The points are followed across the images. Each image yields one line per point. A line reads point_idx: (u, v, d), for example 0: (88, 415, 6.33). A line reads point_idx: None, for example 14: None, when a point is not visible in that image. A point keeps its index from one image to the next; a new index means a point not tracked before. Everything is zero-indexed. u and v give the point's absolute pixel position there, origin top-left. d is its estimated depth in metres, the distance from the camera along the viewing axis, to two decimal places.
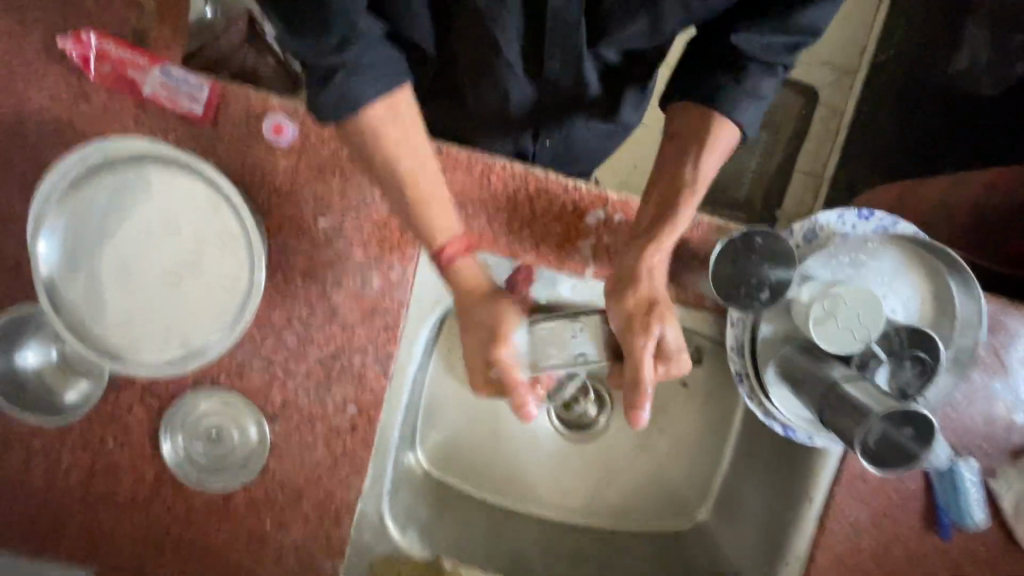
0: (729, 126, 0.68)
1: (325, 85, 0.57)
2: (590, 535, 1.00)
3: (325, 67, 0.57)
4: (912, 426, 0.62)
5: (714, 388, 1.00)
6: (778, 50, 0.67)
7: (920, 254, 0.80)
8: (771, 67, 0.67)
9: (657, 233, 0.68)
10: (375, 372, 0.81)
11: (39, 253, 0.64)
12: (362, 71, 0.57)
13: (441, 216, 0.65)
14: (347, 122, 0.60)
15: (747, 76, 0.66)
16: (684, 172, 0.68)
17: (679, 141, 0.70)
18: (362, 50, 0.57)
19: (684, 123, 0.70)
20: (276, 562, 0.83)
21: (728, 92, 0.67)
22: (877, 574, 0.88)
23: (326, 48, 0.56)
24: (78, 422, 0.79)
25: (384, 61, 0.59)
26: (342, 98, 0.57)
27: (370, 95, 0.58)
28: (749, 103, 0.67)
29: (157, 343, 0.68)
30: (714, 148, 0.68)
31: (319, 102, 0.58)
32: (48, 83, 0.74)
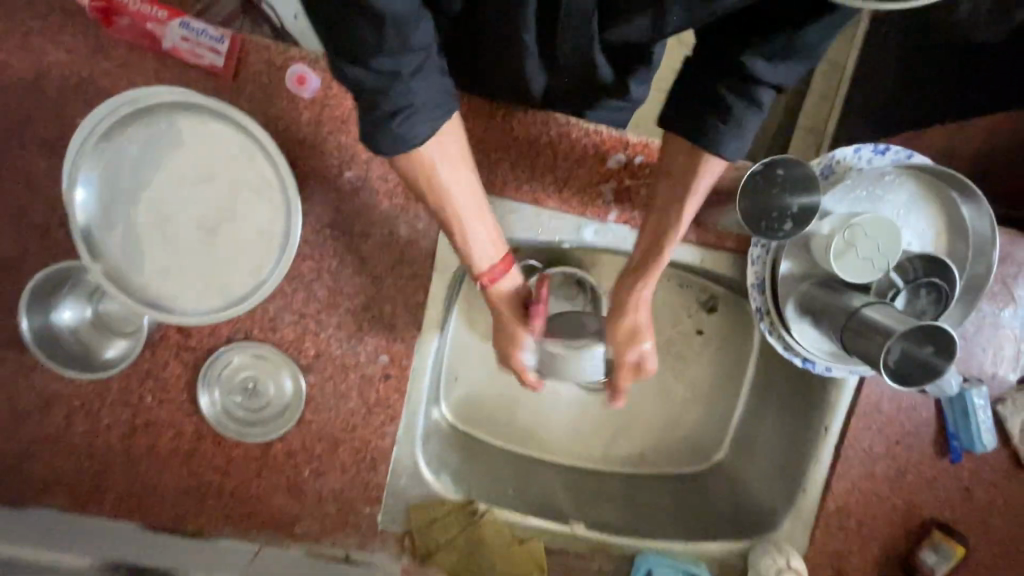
0: (715, 160, 0.65)
1: (381, 123, 0.55)
2: (616, 480, 1.03)
3: (382, 104, 0.54)
4: (932, 343, 0.65)
5: (730, 332, 1.03)
6: (779, 77, 0.61)
7: (935, 184, 0.83)
8: (763, 96, 0.62)
9: (689, 177, 0.66)
10: (405, 320, 0.83)
11: (76, 201, 0.69)
12: (417, 112, 0.55)
13: (484, 236, 0.66)
14: (400, 158, 0.59)
15: (735, 112, 0.62)
16: (671, 213, 0.68)
17: (671, 176, 0.68)
18: (415, 80, 0.53)
19: (675, 161, 0.68)
20: (315, 510, 0.85)
21: (715, 129, 0.63)
22: (892, 498, 0.92)
23: (385, 83, 0.53)
24: (115, 379, 0.79)
25: (438, 91, 0.56)
26: (398, 139, 0.56)
27: (423, 134, 0.56)
28: (738, 137, 0.63)
29: (196, 285, 0.74)
30: (696, 192, 0.67)
31: (372, 137, 0.56)
32: (67, 39, 0.73)
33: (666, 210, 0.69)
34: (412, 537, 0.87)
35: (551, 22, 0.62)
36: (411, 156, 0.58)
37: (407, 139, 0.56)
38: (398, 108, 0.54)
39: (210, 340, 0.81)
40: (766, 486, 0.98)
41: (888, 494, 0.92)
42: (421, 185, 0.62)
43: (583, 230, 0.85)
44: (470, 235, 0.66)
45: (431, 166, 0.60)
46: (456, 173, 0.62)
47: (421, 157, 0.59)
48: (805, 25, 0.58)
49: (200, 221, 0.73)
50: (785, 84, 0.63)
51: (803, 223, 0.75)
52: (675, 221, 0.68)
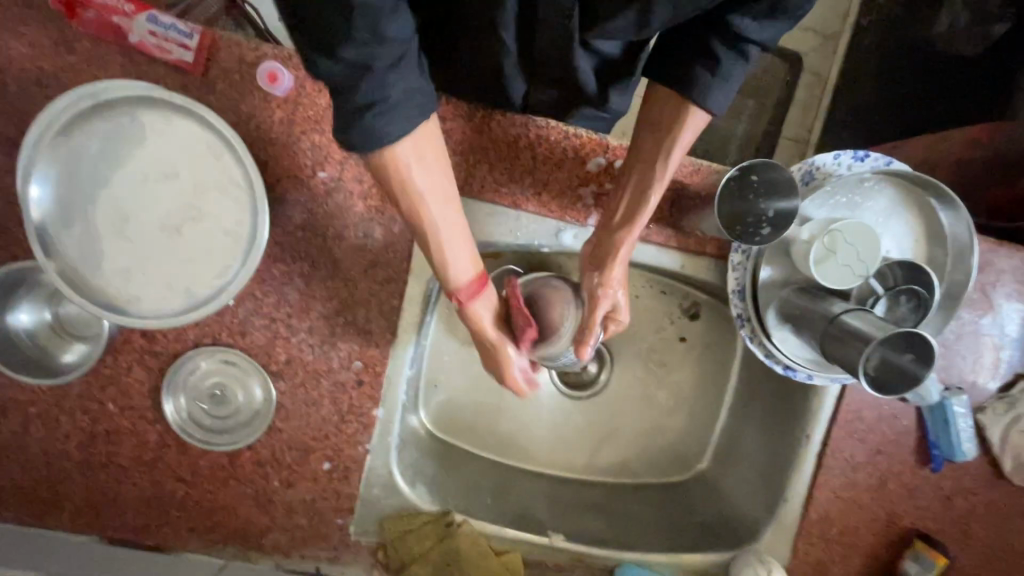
0: (699, 113, 0.64)
1: (351, 118, 0.50)
2: (598, 490, 1.01)
3: (354, 97, 0.49)
4: (912, 350, 0.64)
5: (712, 340, 1.02)
6: (765, 32, 0.59)
7: (913, 193, 0.83)
8: (750, 50, 0.61)
9: (669, 131, 0.65)
10: (380, 325, 0.81)
11: (31, 200, 0.67)
12: (391, 106, 0.50)
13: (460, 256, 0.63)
14: (373, 153, 0.53)
15: (722, 66, 0.61)
16: (656, 171, 0.68)
17: (654, 130, 0.67)
18: (390, 75, 0.48)
19: (661, 113, 0.66)
20: (284, 522, 0.81)
21: (701, 81, 0.61)
22: (873, 506, 0.91)
23: (355, 74, 0.47)
24: (74, 385, 0.76)
25: (415, 85, 0.51)
26: (367, 134, 0.51)
27: (395, 130, 0.51)
28: (723, 89, 0.62)
29: (158, 288, 0.72)
30: (679, 143, 0.65)
31: (344, 137, 0.52)
32: (29, 31, 0.71)
33: (648, 162, 0.68)
34: (385, 551, 0.84)
35: (530, 26, 0.61)
36: (385, 154, 0.53)
37: (380, 135, 0.51)
38: (371, 102, 0.49)
39: (176, 344, 0.78)
40: (748, 495, 0.96)
41: (871, 504, 0.91)
42: (393, 186, 0.57)
43: (562, 235, 0.84)
44: (446, 249, 0.62)
45: (403, 166, 0.55)
46: (434, 186, 0.58)
47: (394, 160, 0.54)
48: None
49: (163, 221, 0.71)
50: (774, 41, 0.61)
51: (782, 227, 0.74)
52: (658, 175, 0.68)
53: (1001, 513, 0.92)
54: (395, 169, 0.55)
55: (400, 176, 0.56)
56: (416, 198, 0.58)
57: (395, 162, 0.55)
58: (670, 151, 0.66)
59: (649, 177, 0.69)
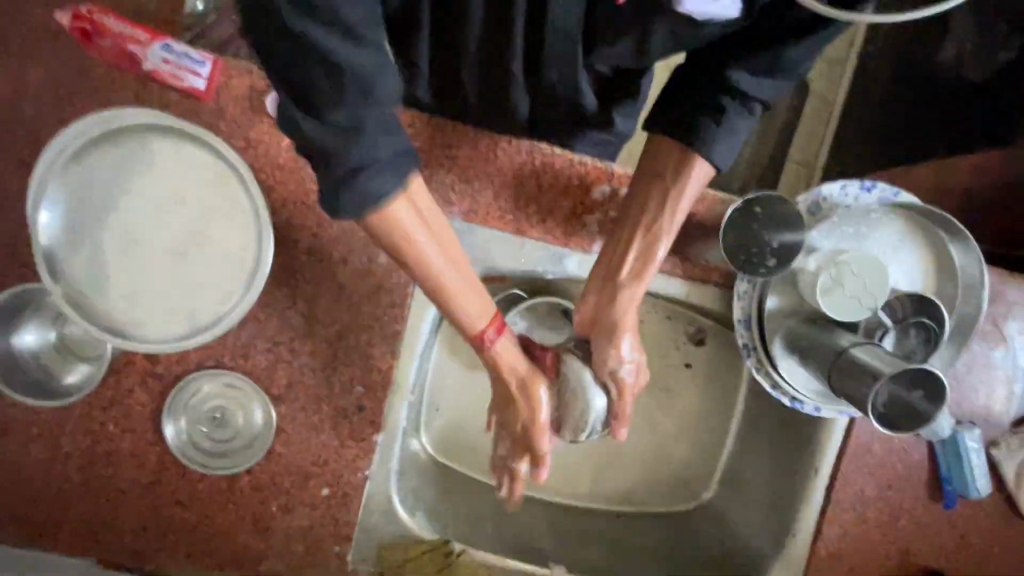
0: (704, 162, 0.65)
1: (341, 181, 0.49)
2: (598, 520, 0.98)
3: (343, 161, 0.49)
4: (922, 388, 0.64)
5: (718, 367, 1.00)
6: (765, 89, 0.63)
7: (922, 224, 0.82)
8: (752, 106, 0.63)
9: (678, 178, 0.66)
10: (383, 350, 0.81)
11: (40, 224, 0.68)
12: (379, 165, 0.49)
13: (474, 302, 0.62)
14: (367, 217, 0.53)
15: (727, 116, 0.63)
16: (657, 209, 0.69)
17: (657, 173, 0.68)
18: (378, 135, 0.48)
19: (664, 158, 0.67)
20: (282, 548, 0.80)
21: (705, 129, 0.63)
22: (884, 544, 0.89)
23: (344, 137, 0.48)
24: (76, 406, 0.76)
25: (401, 147, 0.51)
26: (361, 196, 0.50)
27: (388, 190, 0.51)
28: (726, 140, 0.64)
29: (161, 313, 0.72)
30: (684, 187, 0.67)
31: (335, 204, 0.51)
32: (47, 58, 0.73)
33: (655, 209, 0.69)
34: None
35: (537, 55, 0.63)
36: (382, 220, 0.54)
37: (373, 197, 0.50)
38: (359, 165, 0.49)
39: (178, 366, 0.78)
40: (754, 528, 0.94)
41: (882, 540, 0.89)
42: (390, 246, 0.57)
43: (566, 261, 0.83)
44: (456, 299, 0.61)
45: (404, 235, 0.56)
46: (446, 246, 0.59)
47: (395, 219, 0.54)
48: (790, 42, 0.59)
49: (168, 246, 0.72)
50: (771, 96, 0.64)
51: (787, 258, 0.74)
52: (665, 222, 0.69)
53: (1016, 552, 0.89)
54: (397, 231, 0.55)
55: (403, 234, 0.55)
56: (420, 255, 0.57)
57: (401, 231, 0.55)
58: (682, 192, 0.67)
59: (653, 223, 0.69)
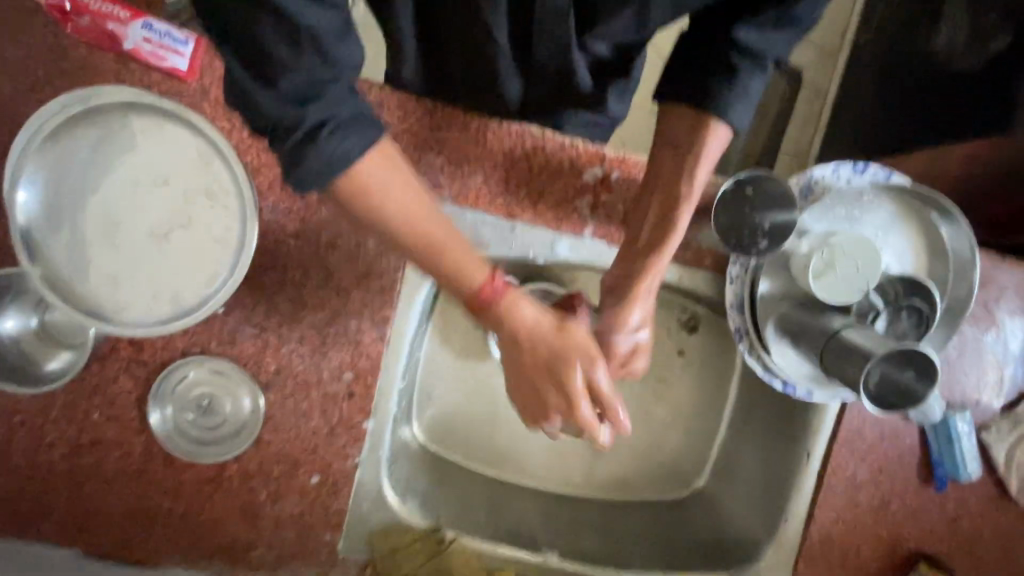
0: (721, 127, 0.63)
1: (300, 145, 0.48)
2: (591, 507, 0.98)
3: (299, 126, 0.47)
4: (912, 368, 0.63)
5: (710, 353, 1.00)
6: (775, 45, 0.61)
7: (914, 206, 0.82)
8: (765, 64, 0.61)
9: (694, 147, 0.64)
10: (372, 336, 0.80)
11: (18, 204, 0.66)
12: (341, 130, 0.49)
13: (467, 262, 0.60)
14: (330, 184, 0.51)
15: (739, 76, 0.61)
16: (673, 181, 0.67)
17: (673, 144, 0.66)
18: (338, 100, 0.48)
19: (675, 125, 0.65)
20: (271, 536, 0.79)
21: (720, 94, 0.61)
22: (875, 528, 0.89)
23: (298, 100, 0.46)
24: (58, 393, 0.75)
25: (361, 108, 0.50)
26: (325, 159, 0.48)
27: (354, 151, 0.50)
28: (742, 103, 0.62)
29: (144, 296, 0.70)
30: (702, 156, 0.64)
31: (293, 172, 0.49)
32: (24, 36, 0.71)
33: (670, 181, 0.67)
34: (374, 567, 0.81)
35: (525, 26, 0.62)
36: (350, 184, 0.52)
37: (332, 165, 0.49)
38: (319, 126, 0.48)
39: (163, 353, 0.77)
40: (746, 513, 0.94)
41: (873, 524, 0.89)
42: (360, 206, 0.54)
43: (558, 247, 0.83)
44: (456, 262, 0.60)
45: (368, 192, 0.53)
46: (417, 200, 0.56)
47: (361, 176, 0.52)
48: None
49: (150, 228, 0.70)
50: (783, 54, 0.62)
51: (779, 239, 0.74)
52: (683, 193, 0.66)
53: (1006, 535, 0.89)
54: (373, 189, 0.53)
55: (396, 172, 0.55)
56: (418, 228, 0.57)
57: (363, 190, 0.52)
58: (698, 163, 0.65)
59: (672, 195, 0.67)
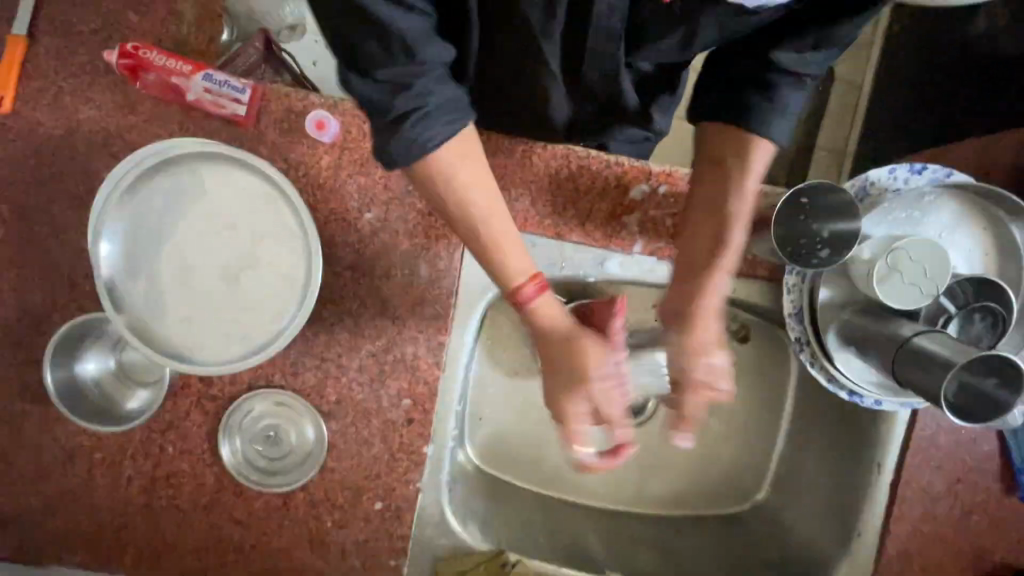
0: (764, 142, 0.62)
1: (391, 130, 0.51)
2: (650, 523, 0.97)
3: (391, 111, 0.50)
4: (997, 375, 0.63)
5: (763, 364, 0.98)
6: (816, 64, 0.60)
7: (978, 203, 0.79)
8: (804, 79, 0.61)
9: (743, 161, 0.62)
10: (428, 362, 0.81)
11: (101, 256, 0.70)
12: (430, 115, 0.51)
13: (518, 257, 0.59)
14: (413, 166, 0.53)
15: (779, 91, 0.60)
16: (727, 199, 0.62)
17: (716, 162, 0.63)
18: (429, 88, 0.50)
19: (719, 144, 0.63)
20: (338, 563, 0.81)
21: (758, 108, 0.60)
22: (956, 540, 0.84)
23: (391, 90, 0.50)
24: (136, 430, 0.78)
25: (452, 94, 0.52)
26: (409, 143, 0.51)
27: (437, 138, 0.52)
28: (781, 120, 0.61)
29: (217, 336, 0.73)
30: (753, 171, 0.62)
31: (383, 151, 0.52)
32: (96, 95, 0.76)
33: (720, 198, 0.63)
34: None
35: (576, 52, 0.62)
36: (428, 164, 0.53)
37: (416, 145, 0.51)
38: (409, 111, 0.50)
39: (230, 387, 0.80)
40: (812, 526, 0.91)
41: (954, 536, 0.84)
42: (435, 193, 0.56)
43: (608, 263, 0.83)
44: (502, 248, 0.58)
45: (441, 175, 0.54)
46: (488, 201, 0.56)
47: (438, 164, 0.53)
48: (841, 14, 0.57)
49: (220, 269, 0.73)
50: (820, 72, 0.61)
51: (840, 248, 0.72)
52: (732, 206, 0.62)
53: None
54: (439, 178, 0.54)
55: (446, 184, 0.54)
56: (468, 215, 0.56)
57: (434, 164, 0.53)
58: (748, 177, 0.61)
59: (722, 207, 0.62)
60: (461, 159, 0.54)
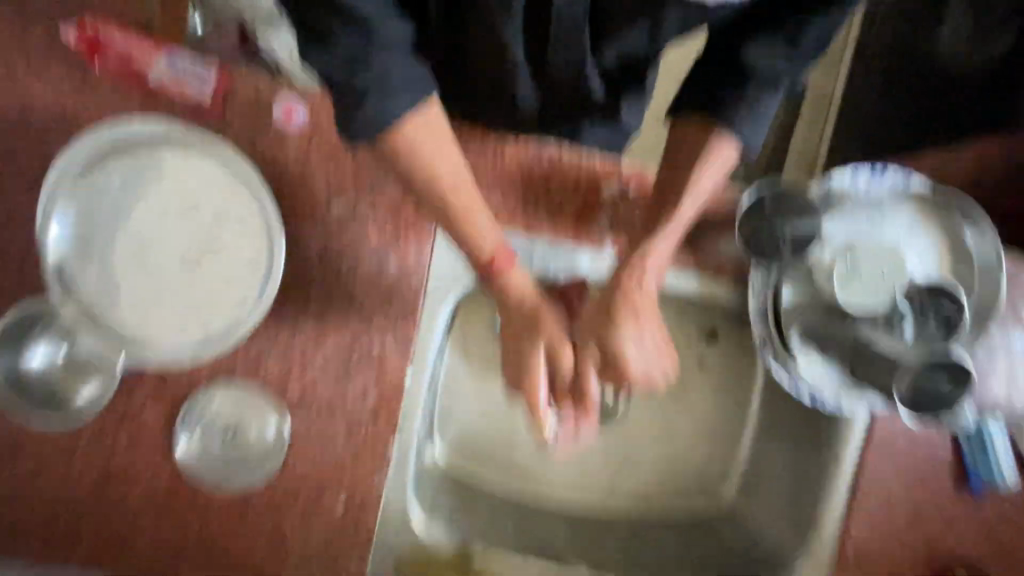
0: (730, 148, 0.66)
1: (353, 105, 0.55)
2: (620, 523, 0.97)
3: (353, 86, 0.54)
4: (947, 373, 0.70)
5: (731, 364, 0.99)
6: (787, 70, 0.64)
7: (933, 211, 0.82)
8: (779, 86, 0.64)
9: (699, 158, 0.66)
10: (395, 357, 0.80)
11: (51, 238, 0.68)
12: (393, 91, 0.55)
13: (486, 226, 0.64)
14: (378, 140, 0.57)
15: (752, 94, 0.64)
16: (679, 194, 0.68)
17: (676, 156, 0.68)
18: (388, 66, 0.54)
19: (681, 140, 0.68)
20: (298, 562, 0.79)
21: (734, 110, 0.64)
22: (911, 537, 0.87)
23: (349, 65, 0.53)
24: (87, 423, 0.75)
25: (413, 72, 0.56)
26: (373, 118, 0.55)
27: (401, 113, 0.56)
28: (753, 124, 0.65)
29: (174, 324, 0.71)
30: (709, 166, 0.66)
31: (348, 123, 0.56)
32: (52, 74, 0.73)
33: (676, 193, 0.68)
34: None
35: (543, 43, 0.65)
36: (392, 137, 0.57)
37: (380, 118, 0.55)
38: (369, 87, 0.54)
39: (189, 380, 0.77)
40: (775, 524, 0.92)
41: (909, 533, 0.87)
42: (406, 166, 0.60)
43: (578, 260, 0.82)
44: (472, 215, 0.63)
45: (413, 146, 0.58)
46: (452, 165, 0.61)
47: (409, 134, 0.58)
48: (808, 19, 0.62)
49: (179, 255, 0.71)
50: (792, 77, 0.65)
51: (802, 247, 0.75)
52: (681, 202, 0.68)
53: None
54: (413, 151, 0.58)
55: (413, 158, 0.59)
56: (436, 176, 0.60)
57: (414, 136, 0.58)
58: (704, 172, 0.66)
59: (672, 198, 0.68)
60: (434, 135, 0.59)
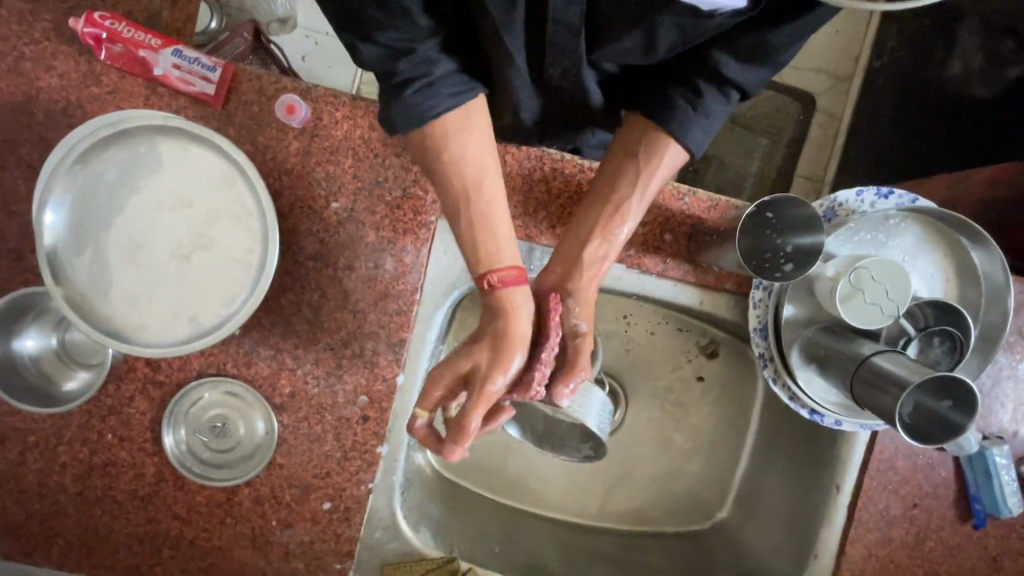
0: (676, 148, 0.63)
1: (396, 95, 0.57)
2: (610, 538, 0.95)
3: (399, 75, 0.57)
4: (952, 397, 0.62)
5: (730, 381, 0.98)
6: (748, 77, 0.61)
7: (942, 230, 0.80)
8: (732, 93, 0.63)
9: (648, 159, 0.63)
10: (387, 359, 0.79)
11: (45, 226, 0.67)
12: (433, 83, 0.57)
13: (505, 238, 0.59)
14: (411, 134, 0.59)
15: (704, 100, 0.62)
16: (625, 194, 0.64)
17: (620, 158, 0.65)
18: (431, 59, 0.57)
19: (631, 137, 0.65)
20: (280, 564, 0.77)
21: (684, 114, 0.62)
22: (910, 566, 0.84)
23: (398, 56, 0.57)
24: (73, 414, 0.74)
25: (452, 68, 0.59)
26: (412, 107, 0.57)
27: (442, 105, 0.57)
28: (702, 125, 0.62)
29: (165, 317, 0.70)
30: (659, 165, 0.63)
31: (390, 113, 0.58)
32: (58, 63, 0.73)
33: (621, 193, 0.64)
34: None
35: (539, 52, 0.63)
36: (428, 130, 0.58)
37: (419, 109, 0.57)
38: (416, 77, 0.57)
39: (179, 374, 0.76)
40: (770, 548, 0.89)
41: (908, 561, 0.84)
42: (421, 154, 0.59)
43: None
44: (491, 217, 0.59)
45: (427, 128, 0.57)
46: (476, 158, 0.59)
47: (441, 129, 0.58)
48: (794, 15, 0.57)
49: (173, 247, 0.71)
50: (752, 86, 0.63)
51: (806, 262, 0.72)
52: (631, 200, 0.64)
53: None
54: (443, 142, 0.58)
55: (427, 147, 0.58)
56: (454, 166, 0.58)
57: (439, 133, 0.58)
58: (653, 174, 0.64)
59: (618, 204, 0.64)
60: (454, 128, 0.58)
